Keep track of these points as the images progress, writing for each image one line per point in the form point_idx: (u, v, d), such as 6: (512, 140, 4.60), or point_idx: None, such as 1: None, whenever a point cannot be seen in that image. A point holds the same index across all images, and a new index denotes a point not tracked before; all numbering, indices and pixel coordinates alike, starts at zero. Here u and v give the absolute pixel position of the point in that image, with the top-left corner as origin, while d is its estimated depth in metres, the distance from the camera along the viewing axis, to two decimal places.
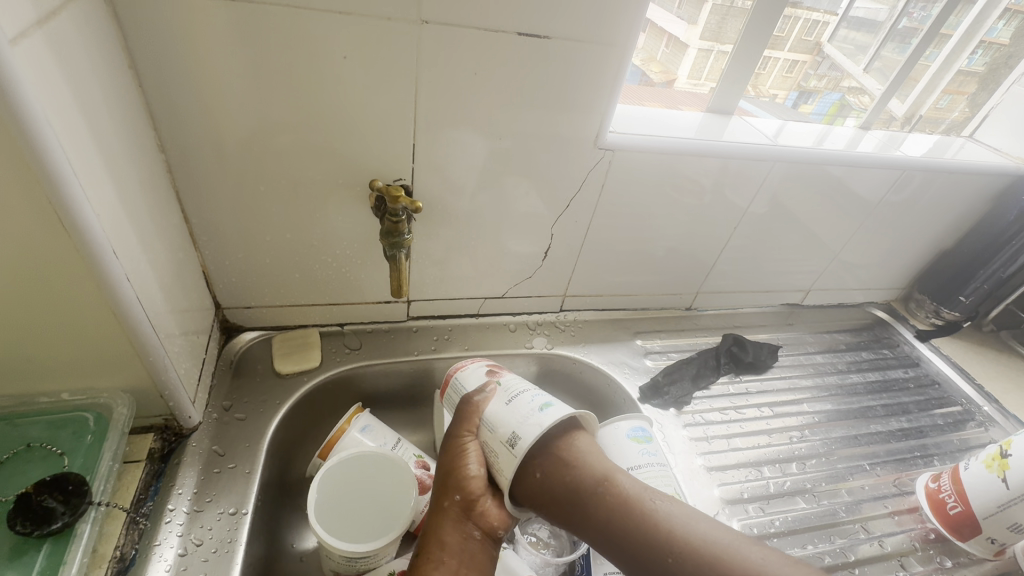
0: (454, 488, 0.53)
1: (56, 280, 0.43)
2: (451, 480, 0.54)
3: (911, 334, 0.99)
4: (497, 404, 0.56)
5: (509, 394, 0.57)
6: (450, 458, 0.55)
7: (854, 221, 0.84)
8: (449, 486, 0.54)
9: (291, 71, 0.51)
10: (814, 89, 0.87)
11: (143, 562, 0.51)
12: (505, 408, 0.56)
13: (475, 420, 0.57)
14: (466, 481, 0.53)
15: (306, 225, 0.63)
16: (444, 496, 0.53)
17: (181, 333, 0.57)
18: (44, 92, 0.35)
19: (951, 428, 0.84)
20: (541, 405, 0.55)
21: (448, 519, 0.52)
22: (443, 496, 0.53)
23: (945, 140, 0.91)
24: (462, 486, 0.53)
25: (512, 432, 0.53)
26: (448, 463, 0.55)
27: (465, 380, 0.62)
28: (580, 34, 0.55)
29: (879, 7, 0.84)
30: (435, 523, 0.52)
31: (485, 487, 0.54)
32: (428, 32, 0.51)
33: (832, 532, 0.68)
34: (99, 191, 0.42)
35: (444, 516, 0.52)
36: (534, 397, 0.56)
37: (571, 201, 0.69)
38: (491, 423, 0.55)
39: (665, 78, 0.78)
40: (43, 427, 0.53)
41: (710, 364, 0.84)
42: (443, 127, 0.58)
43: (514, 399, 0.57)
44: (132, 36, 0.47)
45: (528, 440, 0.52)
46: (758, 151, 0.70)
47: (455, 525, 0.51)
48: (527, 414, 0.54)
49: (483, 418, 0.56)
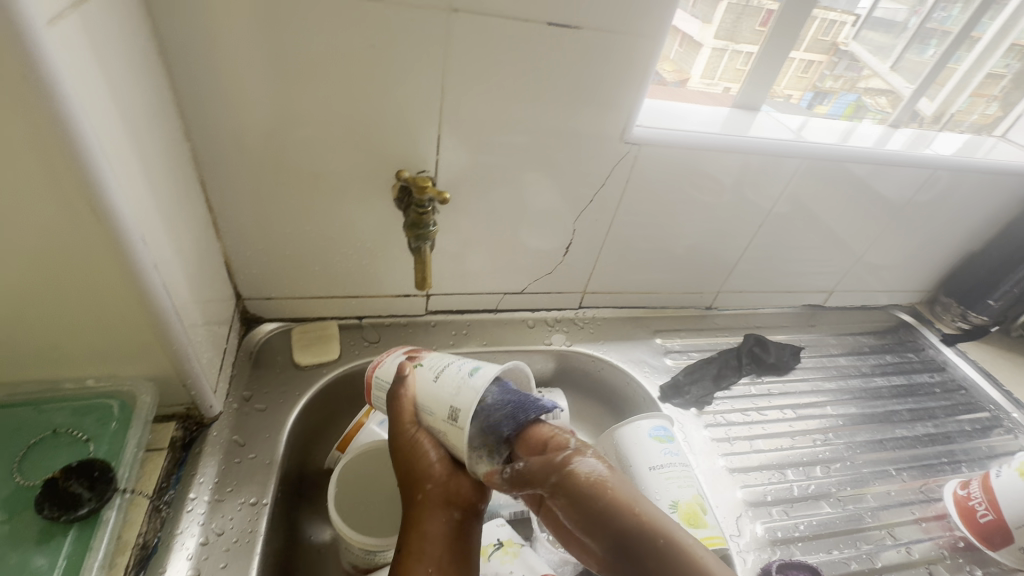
0: (422, 478, 0.49)
1: (85, 266, 0.43)
2: (415, 470, 0.49)
3: (936, 338, 0.97)
4: (425, 383, 0.52)
5: (432, 368, 0.53)
6: (408, 452, 0.50)
7: (881, 221, 0.83)
8: (416, 476, 0.49)
9: (318, 59, 0.51)
10: (829, 90, 0.84)
11: (165, 550, 0.51)
12: (434, 385, 0.52)
13: (409, 406, 0.52)
14: (429, 468, 0.49)
15: (329, 216, 0.63)
16: (411, 488, 0.49)
17: (204, 322, 0.57)
18: (77, 75, 0.35)
19: (978, 434, 0.83)
20: (470, 369, 0.51)
21: (426, 511, 0.48)
22: (411, 488, 0.49)
23: (976, 139, 0.88)
24: (427, 475, 0.49)
25: (450, 406, 0.49)
26: (405, 457, 0.50)
27: (385, 374, 0.57)
28: (610, 24, 0.54)
29: (898, 7, 0.82)
30: (410, 519, 0.48)
31: (451, 466, 0.50)
32: (457, 21, 0.51)
33: (857, 538, 0.67)
34: (129, 176, 0.42)
35: (421, 507, 0.48)
36: (461, 364, 0.53)
37: (594, 196, 0.68)
38: (426, 406, 0.51)
39: (678, 77, 0.76)
40: (68, 413, 0.53)
41: (732, 364, 0.82)
42: (469, 119, 0.58)
43: (440, 373, 0.52)
44: (161, 22, 0.46)
45: (467, 410, 0.48)
46: (784, 148, 0.69)
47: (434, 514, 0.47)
48: (457, 383, 0.50)
49: (416, 402, 0.52)
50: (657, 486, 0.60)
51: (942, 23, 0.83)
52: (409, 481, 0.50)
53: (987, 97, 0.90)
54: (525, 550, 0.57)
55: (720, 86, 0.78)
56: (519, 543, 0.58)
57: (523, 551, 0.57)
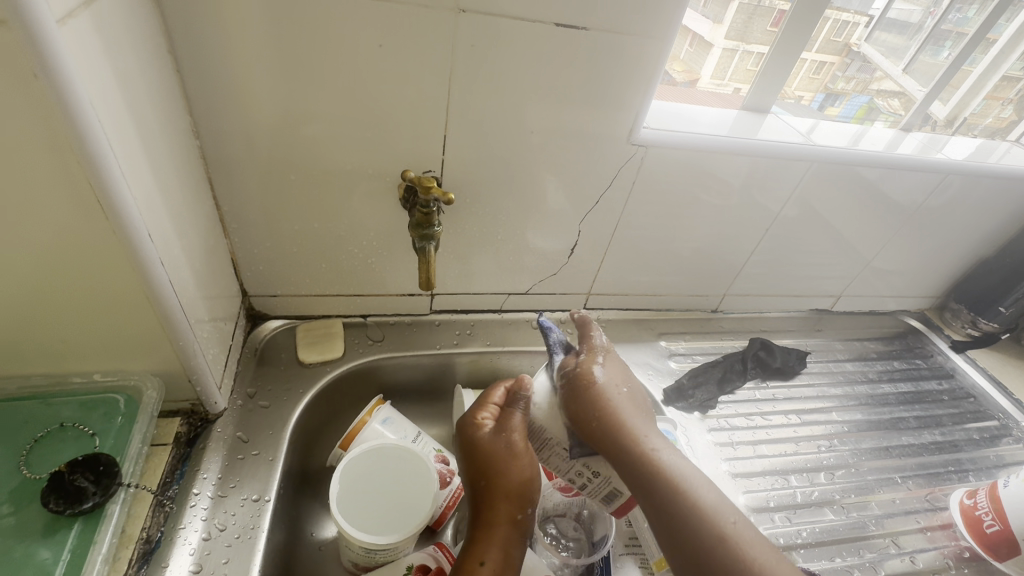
0: (505, 492, 0.54)
1: (92, 262, 0.43)
2: (506, 479, 0.54)
3: (945, 345, 0.96)
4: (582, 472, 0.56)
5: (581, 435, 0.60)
6: (509, 462, 0.54)
7: (889, 227, 0.82)
8: (499, 489, 0.54)
9: (326, 58, 0.51)
10: (841, 91, 0.83)
11: (168, 545, 0.52)
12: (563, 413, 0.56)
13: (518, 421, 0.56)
14: (521, 487, 0.54)
15: (334, 216, 0.63)
16: (509, 504, 0.53)
17: (210, 318, 0.57)
18: (88, 73, 0.36)
19: (987, 443, 0.82)
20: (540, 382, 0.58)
21: (505, 527, 0.52)
22: (500, 497, 0.53)
23: (989, 144, 0.87)
24: (525, 496, 0.54)
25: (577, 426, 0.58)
26: (507, 466, 0.54)
27: None
28: (619, 25, 0.53)
29: (913, 8, 0.82)
30: (496, 514, 0.53)
31: (532, 490, 0.55)
32: (465, 20, 0.51)
33: (861, 546, 0.66)
34: (137, 174, 0.42)
35: (508, 523, 0.53)
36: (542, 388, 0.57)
37: (599, 198, 0.68)
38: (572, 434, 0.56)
39: (687, 77, 0.75)
40: (75, 407, 0.54)
41: (737, 368, 0.81)
42: (476, 120, 0.58)
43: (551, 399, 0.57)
44: (172, 20, 0.47)
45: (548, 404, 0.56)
46: (793, 151, 0.68)
47: (513, 535, 0.52)
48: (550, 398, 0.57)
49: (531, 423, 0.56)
50: None
51: (957, 24, 0.81)
52: (496, 486, 0.54)
53: (1002, 100, 0.89)
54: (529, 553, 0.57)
55: (730, 87, 0.77)
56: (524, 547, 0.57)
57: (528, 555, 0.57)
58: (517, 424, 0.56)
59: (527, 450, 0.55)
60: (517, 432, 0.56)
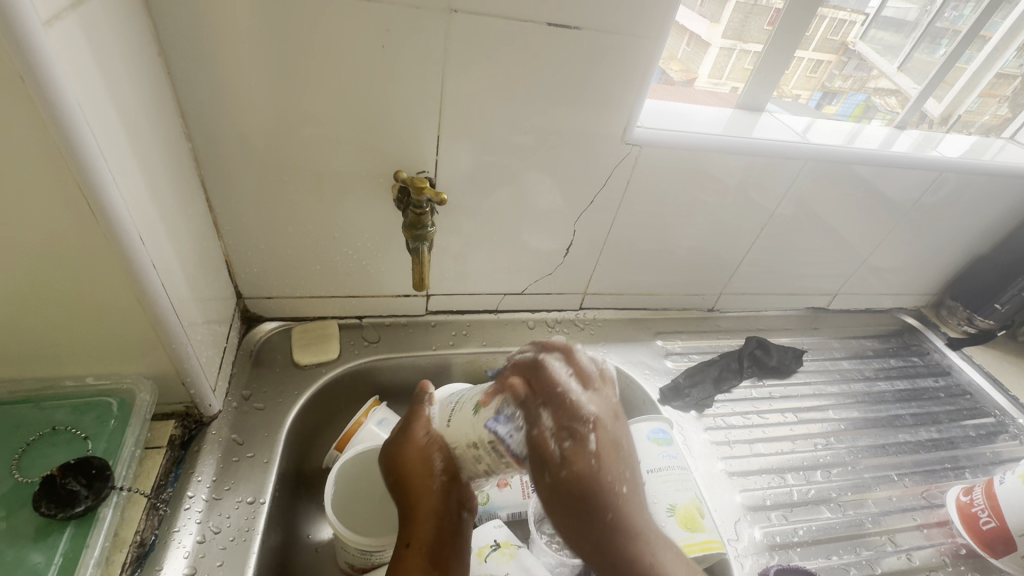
0: (428, 480, 0.50)
1: (83, 267, 0.43)
2: (421, 471, 0.51)
3: (941, 342, 0.96)
4: (446, 426, 0.51)
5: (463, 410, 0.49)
6: (419, 454, 0.51)
7: (885, 223, 0.82)
8: (417, 480, 0.51)
9: (316, 61, 0.51)
10: (838, 89, 0.84)
11: (162, 548, 0.52)
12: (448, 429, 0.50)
13: (425, 430, 0.52)
14: (430, 467, 0.50)
15: (327, 218, 0.63)
16: (424, 484, 0.50)
17: (203, 321, 0.57)
18: (75, 72, 0.35)
19: (983, 440, 0.82)
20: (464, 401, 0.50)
21: (434, 507, 0.50)
22: (420, 486, 0.50)
23: (984, 141, 0.86)
24: (437, 473, 0.50)
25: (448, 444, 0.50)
26: (416, 452, 0.51)
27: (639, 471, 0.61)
28: (611, 25, 0.53)
29: (909, 6, 0.81)
30: (420, 506, 0.50)
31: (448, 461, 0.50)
32: (456, 21, 0.51)
33: (858, 543, 0.66)
34: (127, 176, 0.42)
35: (432, 503, 0.50)
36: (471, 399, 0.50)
37: (594, 199, 0.68)
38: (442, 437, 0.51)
39: (686, 76, 0.76)
40: (68, 411, 0.54)
41: (733, 367, 0.81)
42: (469, 120, 0.58)
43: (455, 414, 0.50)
44: (162, 23, 0.47)
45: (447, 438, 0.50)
46: (788, 151, 0.68)
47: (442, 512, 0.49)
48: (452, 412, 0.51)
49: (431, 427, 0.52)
50: (655, 490, 0.60)
51: (953, 22, 0.81)
52: (412, 477, 0.51)
53: (999, 97, 0.89)
54: (468, 401, 0.49)
55: (728, 86, 0.77)
56: (446, 420, 0.51)
57: (446, 431, 0.50)
58: (424, 419, 0.53)
59: (442, 431, 0.51)
60: (431, 433, 0.52)
